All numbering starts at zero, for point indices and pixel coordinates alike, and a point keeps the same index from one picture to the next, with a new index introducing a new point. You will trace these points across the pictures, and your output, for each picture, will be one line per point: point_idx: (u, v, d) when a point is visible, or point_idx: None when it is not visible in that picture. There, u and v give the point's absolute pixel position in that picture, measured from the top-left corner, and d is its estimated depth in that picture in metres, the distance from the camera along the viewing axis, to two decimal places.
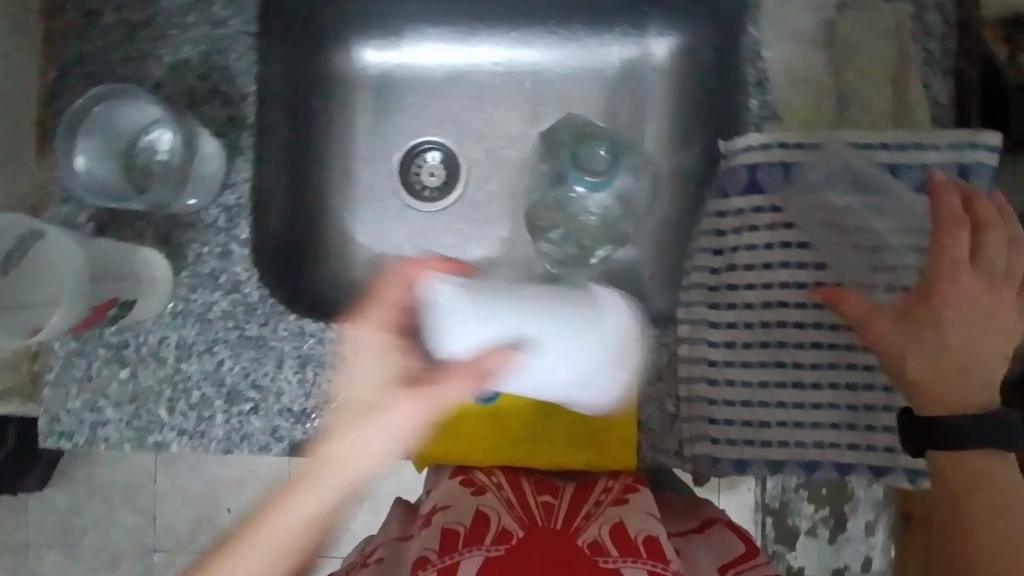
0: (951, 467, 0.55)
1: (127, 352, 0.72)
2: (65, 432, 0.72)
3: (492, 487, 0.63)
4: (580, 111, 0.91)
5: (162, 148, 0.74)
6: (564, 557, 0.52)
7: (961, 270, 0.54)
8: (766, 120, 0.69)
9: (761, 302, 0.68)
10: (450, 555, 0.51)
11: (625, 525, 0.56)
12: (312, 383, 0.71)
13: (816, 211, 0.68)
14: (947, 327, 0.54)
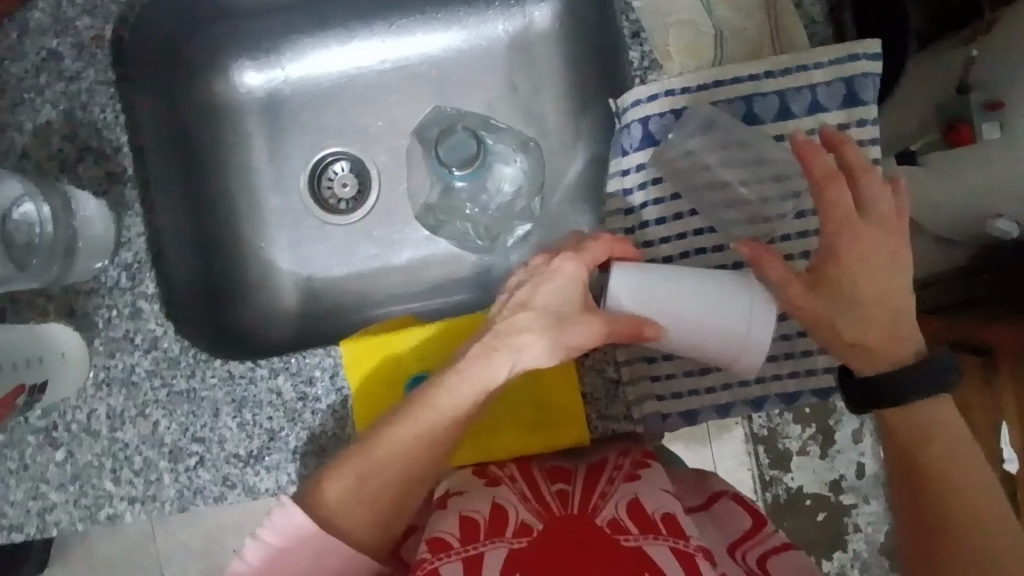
0: (900, 420, 0.57)
1: (57, 433, 0.70)
2: (14, 526, 0.70)
3: (505, 478, 0.63)
4: (477, 92, 0.89)
5: (40, 220, 0.68)
6: (586, 540, 0.53)
7: (856, 227, 0.56)
8: (649, 69, 0.68)
9: (680, 251, 0.67)
10: (472, 545, 0.53)
11: (641, 502, 0.57)
12: (253, 424, 0.69)
13: (715, 151, 0.68)
14: (855, 287, 0.56)
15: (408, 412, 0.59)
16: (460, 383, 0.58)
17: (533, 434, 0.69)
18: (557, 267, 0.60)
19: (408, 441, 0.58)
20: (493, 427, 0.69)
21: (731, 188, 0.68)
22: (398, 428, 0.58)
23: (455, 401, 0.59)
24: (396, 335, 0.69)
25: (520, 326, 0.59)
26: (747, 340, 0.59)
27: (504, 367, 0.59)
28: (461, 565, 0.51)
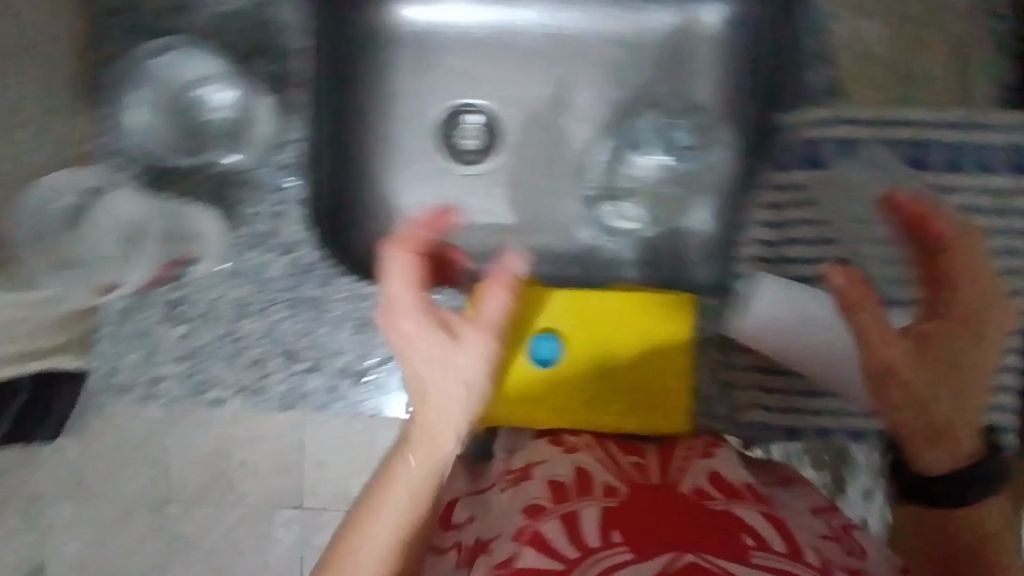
0: (935, 528, 0.54)
1: (185, 311, 0.80)
2: (125, 386, 0.81)
3: (582, 447, 0.64)
4: (627, 73, 0.83)
5: (218, 106, 0.80)
6: (667, 499, 0.51)
7: (964, 284, 0.53)
8: (828, 95, 0.79)
9: (809, 275, 0.75)
10: (564, 502, 0.51)
11: (721, 473, 0.57)
12: (365, 342, 0.79)
13: (847, 195, 0.78)
14: (956, 359, 0.52)
15: (387, 488, 0.49)
16: (405, 477, 0.50)
17: (636, 416, 0.69)
18: (402, 322, 0.52)
19: (414, 527, 0.49)
20: (598, 398, 0.69)
21: (868, 227, 0.70)
22: (378, 511, 0.48)
23: (414, 486, 0.49)
24: (523, 291, 0.71)
25: (429, 378, 0.52)
26: None
27: (450, 443, 0.51)
28: (560, 525, 0.46)
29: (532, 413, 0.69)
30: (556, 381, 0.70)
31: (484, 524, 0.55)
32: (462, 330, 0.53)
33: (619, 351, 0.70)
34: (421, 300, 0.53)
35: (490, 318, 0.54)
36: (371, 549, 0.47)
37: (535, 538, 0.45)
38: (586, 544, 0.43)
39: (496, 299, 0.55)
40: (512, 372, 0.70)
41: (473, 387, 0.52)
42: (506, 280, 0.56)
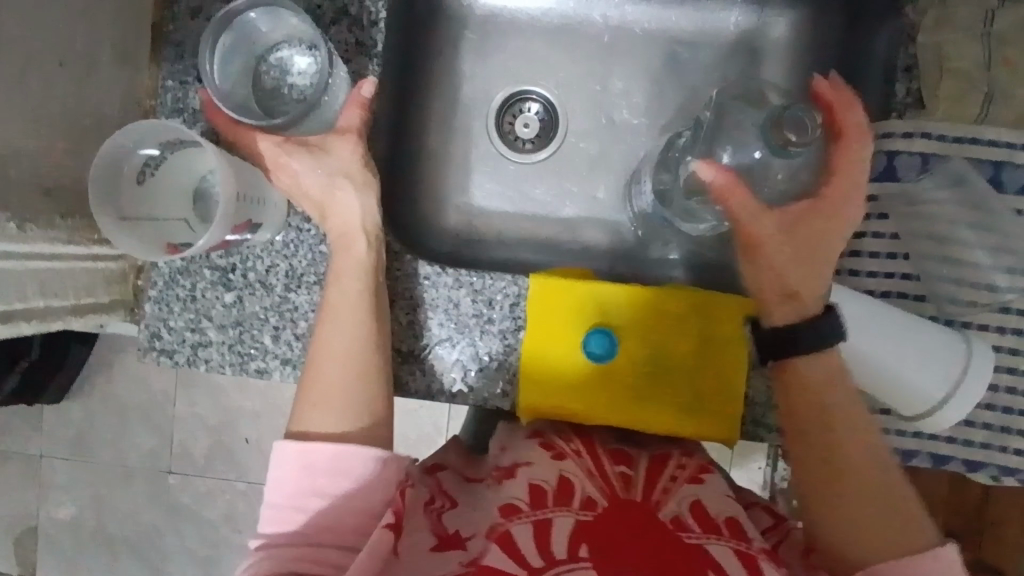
0: (802, 401, 0.62)
1: (233, 276, 0.70)
2: (165, 350, 0.71)
3: (571, 452, 0.64)
4: (693, 74, 0.87)
5: (296, 70, 0.70)
6: (648, 521, 0.54)
7: (842, 148, 0.61)
8: (910, 107, 0.68)
9: (881, 290, 0.68)
10: (541, 511, 0.55)
11: (704, 504, 0.59)
12: (421, 325, 0.70)
13: (965, 207, 0.67)
14: (807, 227, 0.61)
15: (335, 310, 0.63)
16: (339, 269, 0.65)
17: (682, 418, 0.69)
18: (292, 165, 0.64)
19: (371, 341, 0.63)
20: (652, 396, 0.69)
21: (941, 245, 0.68)
22: (333, 326, 0.63)
23: (353, 281, 0.64)
24: (586, 285, 0.70)
25: (317, 204, 0.66)
26: (951, 390, 0.62)
27: (359, 236, 0.65)
28: (530, 526, 0.53)
29: (588, 407, 0.69)
30: (608, 378, 0.69)
31: (464, 518, 0.61)
32: (322, 148, 0.65)
33: (673, 352, 0.70)
34: (274, 137, 0.64)
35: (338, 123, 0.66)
36: (335, 350, 0.62)
37: (504, 540, 0.53)
38: (550, 552, 0.50)
39: (353, 114, 0.66)
40: (565, 365, 0.69)
41: (354, 172, 0.66)
42: (351, 114, 0.66)
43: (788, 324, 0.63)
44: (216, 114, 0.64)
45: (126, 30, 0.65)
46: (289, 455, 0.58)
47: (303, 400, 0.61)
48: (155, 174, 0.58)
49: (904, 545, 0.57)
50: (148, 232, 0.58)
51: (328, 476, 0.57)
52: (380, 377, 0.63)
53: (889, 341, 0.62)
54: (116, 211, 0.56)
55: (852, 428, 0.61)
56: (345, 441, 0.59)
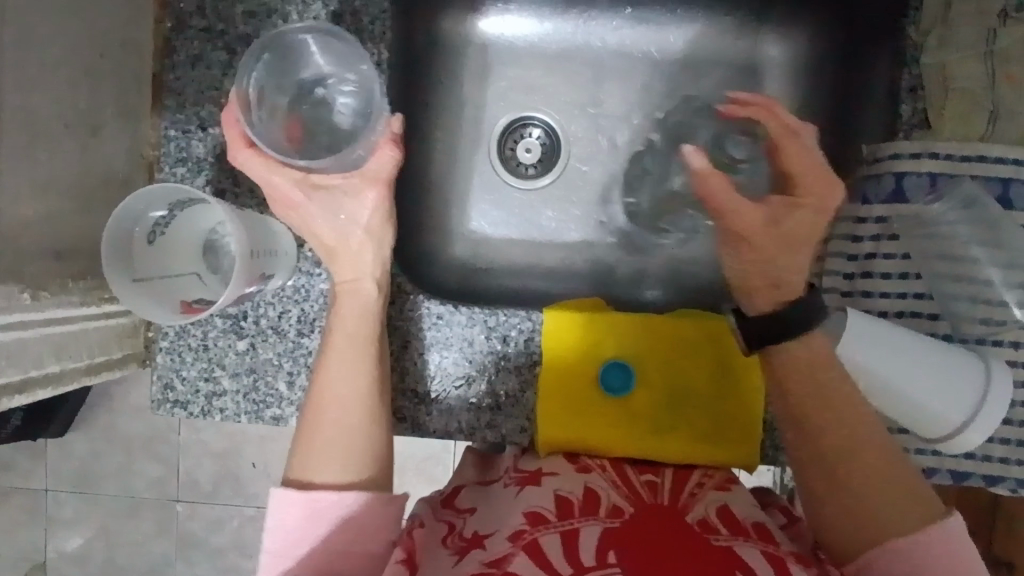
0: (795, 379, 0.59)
1: (245, 323, 0.70)
2: (178, 401, 0.71)
3: (596, 466, 0.62)
4: (694, 95, 0.87)
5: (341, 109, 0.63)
6: (676, 527, 0.53)
7: (791, 145, 0.59)
8: (915, 127, 0.69)
9: (895, 311, 0.68)
10: (568, 518, 0.53)
11: (732, 509, 0.57)
12: (437, 366, 0.70)
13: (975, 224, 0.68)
14: (777, 221, 0.59)
15: (334, 354, 0.59)
16: (343, 313, 0.60)
17: (707, 444, 0.67)
18: (311, 213, 0.59)
19: (373, 390, 0.58)
20: (674, 426, 0.68)
21: (950, 262, 0.68)
22: (334, 371, 0.58)
23: (357, 324, 0.60)
24: (601, 316, 0.70)
25: (333, 254, 0.60)
26: (973, 411, 0.62)
27: (367, 281, 0.61)
28: (559, 536, 0.51)
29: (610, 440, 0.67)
30: (628, 409, 0.69)
31: (487, 519, 0.56)
32: (335, 188, 0.59)
33: (691, 379, 0.70)
34: (299, 176, 0.58)
35: (363, 164, 0.59)
36: (334, 397, 0.57)
37: (533, 550, 0.49)
38: (580, 561, 0.48)
39: (386, 155, 0.59)
40: (584, 397, 0.69)
41: (370, 228, 0.60)
42: (375, 164, 0.59)
43: (772, 309, 0.60)
44: (235, 140, 0.55)
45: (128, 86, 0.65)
46: (288, 498, 0.54)
47: (298, 449, 0.56)
48: (165, 233, 0.58)
49: (910, 527, 0.53)
50: (160, 291, 0.57)
51: (333, 525, 0.54)
52: (381, 429, 0.58)
53: (909, 360, 0.62)
54: (130, 272, 0.56)
55: (846, 409, 0.58)
56: (348, 489, 0.55)
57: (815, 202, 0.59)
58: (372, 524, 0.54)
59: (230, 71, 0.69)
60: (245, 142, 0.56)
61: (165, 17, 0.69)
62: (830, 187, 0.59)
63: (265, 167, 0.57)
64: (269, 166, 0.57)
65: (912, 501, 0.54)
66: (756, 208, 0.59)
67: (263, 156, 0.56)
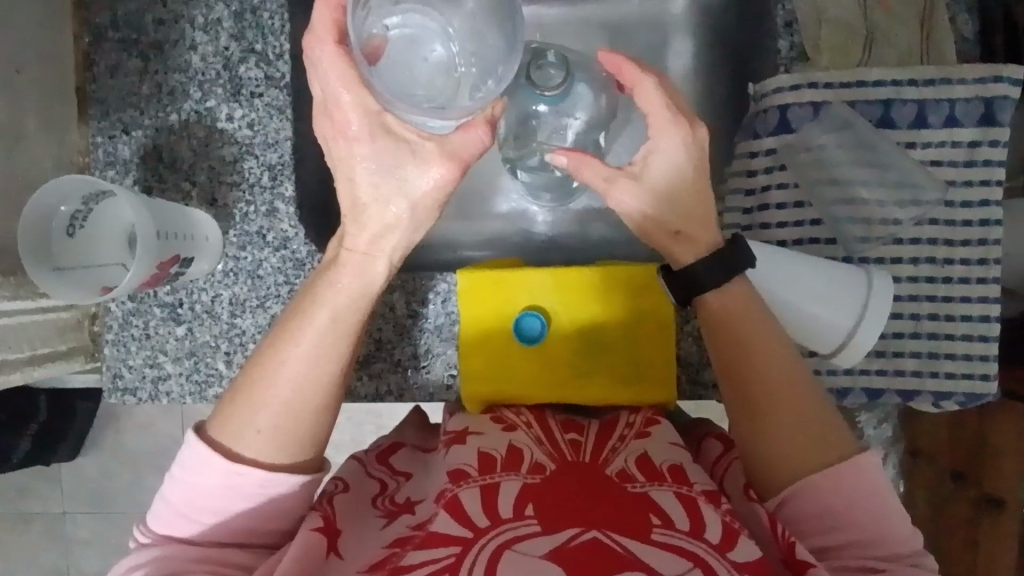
0: (719, 325, 0.58)
1: (182, 310, 0.74)
2: (128, 388, 0.75)
3: (522, 424, 0.61)
4: None
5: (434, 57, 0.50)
6: (595, 479, 0.51)
7: (645, 92, 0.55)
8: (795, 60, 0.71)
9: (794, 239, 0.71)
10: (489, 475, 0.51)
11: (650, 456, 0.56)
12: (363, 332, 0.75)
13: (861, 149, 0.70)
14: (654, 178, 0.55)
15: (294, 328, 0.47)
16: (337, 288, 0.47)
17: (623, 386, 0.69)
18: (347, 159, 0.45)
19: (328, 381, 0.47)
20: (590, 370, 0.70)
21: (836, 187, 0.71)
22: (287, 349, 0.47)
23: (338, 307, 0.47)
24: (509, 272, 0.72)
25: (357, 217, 0.46)
26: (862, 317, 0.65)
27: (379, 264, 0.47)
28: (478, 491, 0.49)
29: (529, 387, 0.69)
30: (543, 359, 0.71)
31: (419, 486, 0.55)
32: (406, 142, 0.44)
33: (603, 325, 0.72)
34: (368, 111, 0.44)
35: (426, 139, 0.44)
36: (279, 380, 0.46)
37: (451, 505, 0.48)
38: (496, 512, 0.47)
39: (473, 136, 0.44)
40: (501, 351, 0.72)
41: (419, 209, 0.46)
42: (461, 144, 0.44)
43: (693, 261, 0.58)
44: (314, 40, 0.44)
45: (49, 99, 0.70)
46: (203, 461, 0.46)
47: (232, 416, 0.47)
48: (84, 227, 0.62)
49: (826, 461, 0.55)
50: (82, 279, 0.62)
51: (253, 500, 0.47)
52: (326, 416, 0.48)
53: (786, 283, 0.65)
54: (50, 264, 0.60)
55: (771, 354, 0.57)
56: (275, 471, 0.47)
57: (671, 144, 0.55)
58: (296, 500, 0.48)
59: (146, 77, 0.74)
60: (339, 40, 0.43)
61: (82, 33, 0.74)
62: (684, 119, 0.55)
63: (325, 70, 0.44)
64: (335, 75, 0.43)
65: (831, 437, 0.56)
66: (624, 177, 0.55)
67: (323, 60, 0.43)
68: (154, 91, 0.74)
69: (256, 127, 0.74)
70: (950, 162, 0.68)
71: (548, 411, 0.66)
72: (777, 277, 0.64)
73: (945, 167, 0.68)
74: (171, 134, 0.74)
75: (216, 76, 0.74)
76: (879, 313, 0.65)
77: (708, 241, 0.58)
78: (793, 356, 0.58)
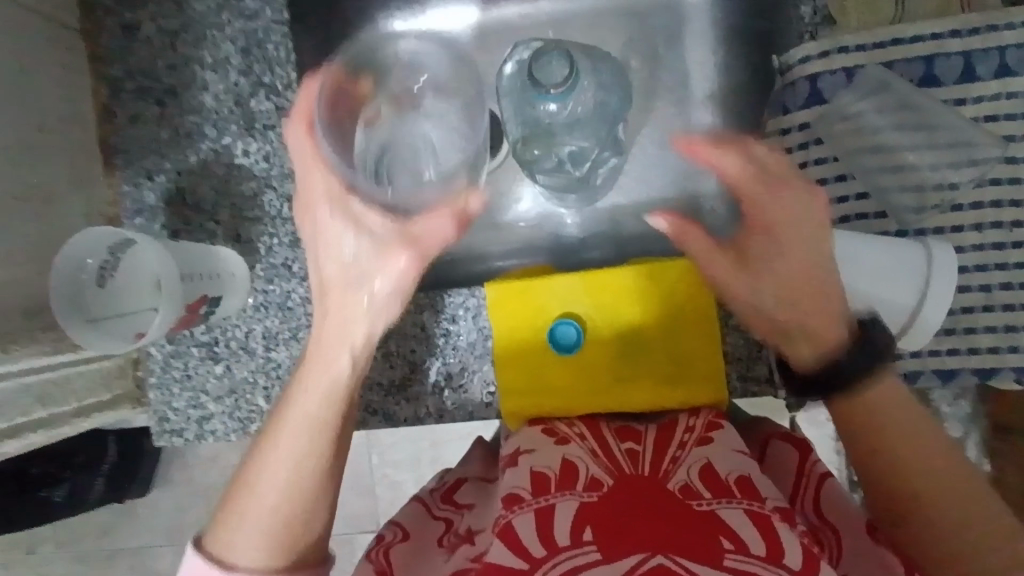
0: (849, 415, 0.46)
1: (218, 348, 0.75)
2: (175, 430, 0.77)
3: (575, 436, 0.58)
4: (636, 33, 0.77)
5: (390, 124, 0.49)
6: (654, 498, 0.47)
7: (721, 151, 0.46)
8: (823, 24, 0.67)
9: (839, 217, 0.66)
10: (544, 496, 0.47)
11: (713, 465, 0.51)
12: (395, 355, 0.75)
13: (899, 112, 0.65)
14: (747, 268, 0.47)
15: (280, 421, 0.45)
16: (332, 366, 0.45)
17: (671, 387, 0.65)
18: (358, 233, 0.43)
19: (323, 461, 0.45)
20: (633, 375, 0.67)
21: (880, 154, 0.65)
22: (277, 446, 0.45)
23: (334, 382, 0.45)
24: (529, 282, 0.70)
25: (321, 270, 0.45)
26: (927, 294, 0.60)
27: (364, 325, 0.44)
28: (532, 516, 0.45)
29: (570, 398, 0.66)
30: (578, 367, 0.68)
31: (479, 517, 0.52)
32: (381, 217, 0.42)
33: (642, 328, 0.69)
34: None
35: (416, 218, 0.42)
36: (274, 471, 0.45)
37: (504, 532, 0.44)
38: (552, 539, 0.43)
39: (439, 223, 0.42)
40: (533, 363, 0.70)
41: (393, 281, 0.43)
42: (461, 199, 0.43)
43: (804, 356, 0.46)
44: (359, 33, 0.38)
45: (74, 155, 0.72)
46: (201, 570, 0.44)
47: (236, 529, 0.45)
48: (113, 276, 0.63)
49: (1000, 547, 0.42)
50: (117, 328, 0.63)
51: None
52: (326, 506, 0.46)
53: (842, 258, 0.59)
54: (86, 317, 0.61)
55: (903, 433, 0.45)
56: None
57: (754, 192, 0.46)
58: None
59: (164, 122, 0.75)
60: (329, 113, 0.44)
61: (100, 86, 0.76)
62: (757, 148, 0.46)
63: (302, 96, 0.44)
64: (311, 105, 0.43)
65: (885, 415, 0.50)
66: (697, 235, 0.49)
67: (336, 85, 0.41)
68: (172, 134, 0.75)
69: (271, 158, 0.74)
70: (1006, 115, 0.62)
71: (601, 419, 0.62)
72: (838, 249, 0.59)
73: (1001, 121, 0.62)
74: (192, 175, 0.75)
75: (230, 113, 0.74)
76: (941, 288, 0.60)
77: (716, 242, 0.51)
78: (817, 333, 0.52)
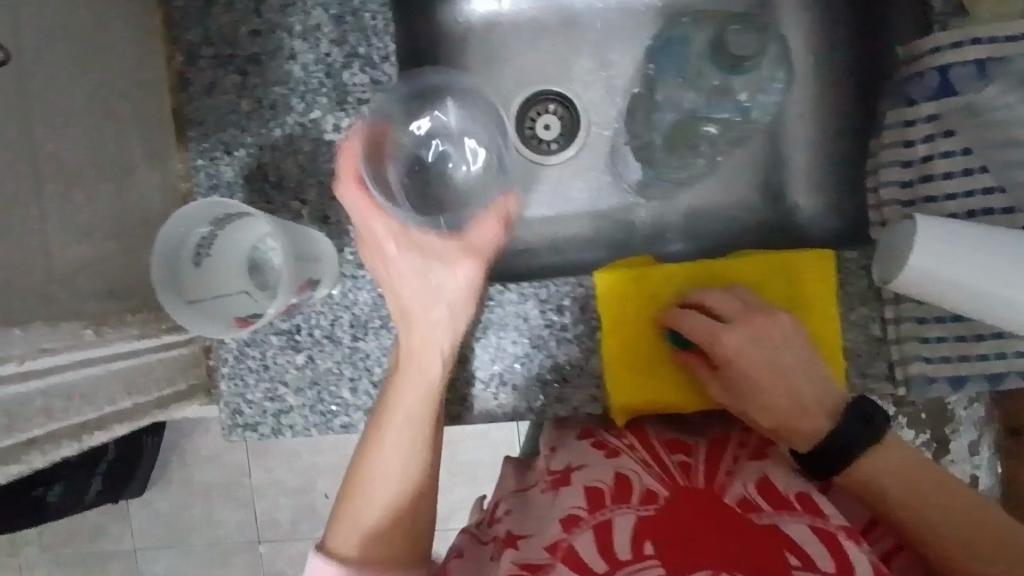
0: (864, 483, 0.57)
1: (300, 336, 0.70)
2: (249, 425, 0.71)
3: (624, 447, 0.59)
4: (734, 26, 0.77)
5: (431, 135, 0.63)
6: (713, 512, 0.48)
7: (727, 303, 0.64)
8: (951, 16, 0.65)
9: (968, 211, 0.63)
10: (600, 512, 0.48)
11: (772, 481, 0.52)
12: (496, 347, 0.68)
13: None
14: (741, 354, 0.61)
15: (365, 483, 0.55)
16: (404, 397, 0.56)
17: None
18: (411, 250, 0.53)
19: (409, 512, 0.55)
20: None
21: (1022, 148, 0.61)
22: (363, 513, 0.54)
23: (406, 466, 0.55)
24: (653, 267, 0.69)
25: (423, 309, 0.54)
26: None
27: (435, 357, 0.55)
28: (592, 534, 0.47)
29: (676, 394, 0.68)
30: None
31: (528, 520, 0.53)
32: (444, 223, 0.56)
33: None
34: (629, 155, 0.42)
35: (468, 231, 0.54)
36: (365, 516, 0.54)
37: (568, 555, 0.45)
38: (614, 555, 0.45)
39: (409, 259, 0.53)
40: (648, 355, 0.68)
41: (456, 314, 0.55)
42: (499, 207, 0.57)
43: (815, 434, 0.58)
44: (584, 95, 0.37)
45: (148, 126, 0.66)
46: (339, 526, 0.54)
47: (344, 539, 0.54)
48: (209, 254, 0.58)
49: None
50: (213, 310, 0.58)
51: None
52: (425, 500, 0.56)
53: (981, 246, 0.57)
54: (182, 297, 0.56)
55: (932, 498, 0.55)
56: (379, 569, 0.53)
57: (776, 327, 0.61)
58: None
59: (244, 93, 0.69)
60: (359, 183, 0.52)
61: (173, 52, 0.69)
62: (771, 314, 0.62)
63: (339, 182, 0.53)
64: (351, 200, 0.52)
65: (801, 425, 0.59)
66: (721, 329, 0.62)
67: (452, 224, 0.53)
68: (254, 107, 0.69)
69: None
70: None
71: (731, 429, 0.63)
72: (968, 243, 0.57)
73: None
74: (276, 152, 0.69)
75: (320, 86, 0.69)
76: None
77: (737, 307, 0.63)
78: (790, 373, 0.60)
